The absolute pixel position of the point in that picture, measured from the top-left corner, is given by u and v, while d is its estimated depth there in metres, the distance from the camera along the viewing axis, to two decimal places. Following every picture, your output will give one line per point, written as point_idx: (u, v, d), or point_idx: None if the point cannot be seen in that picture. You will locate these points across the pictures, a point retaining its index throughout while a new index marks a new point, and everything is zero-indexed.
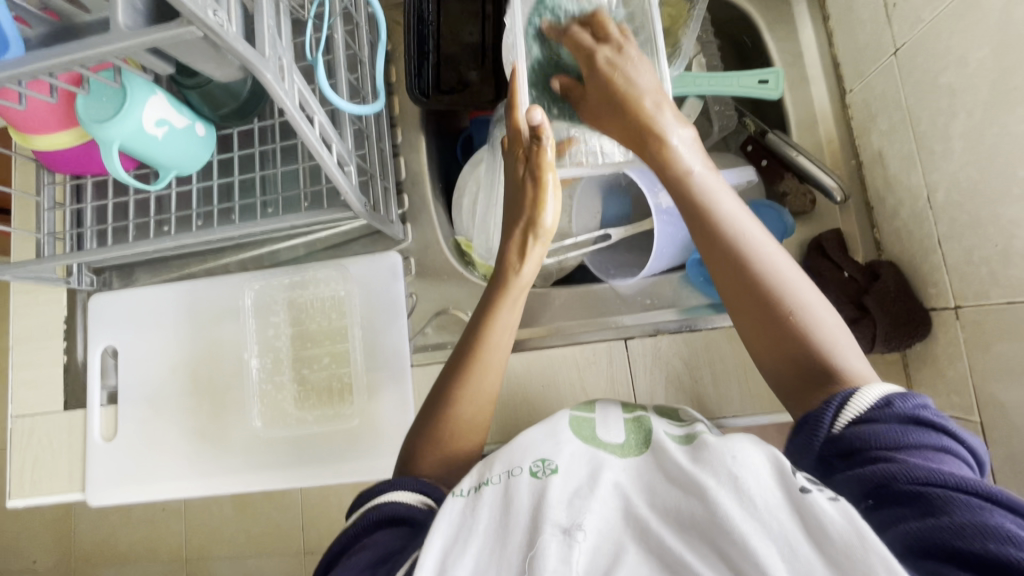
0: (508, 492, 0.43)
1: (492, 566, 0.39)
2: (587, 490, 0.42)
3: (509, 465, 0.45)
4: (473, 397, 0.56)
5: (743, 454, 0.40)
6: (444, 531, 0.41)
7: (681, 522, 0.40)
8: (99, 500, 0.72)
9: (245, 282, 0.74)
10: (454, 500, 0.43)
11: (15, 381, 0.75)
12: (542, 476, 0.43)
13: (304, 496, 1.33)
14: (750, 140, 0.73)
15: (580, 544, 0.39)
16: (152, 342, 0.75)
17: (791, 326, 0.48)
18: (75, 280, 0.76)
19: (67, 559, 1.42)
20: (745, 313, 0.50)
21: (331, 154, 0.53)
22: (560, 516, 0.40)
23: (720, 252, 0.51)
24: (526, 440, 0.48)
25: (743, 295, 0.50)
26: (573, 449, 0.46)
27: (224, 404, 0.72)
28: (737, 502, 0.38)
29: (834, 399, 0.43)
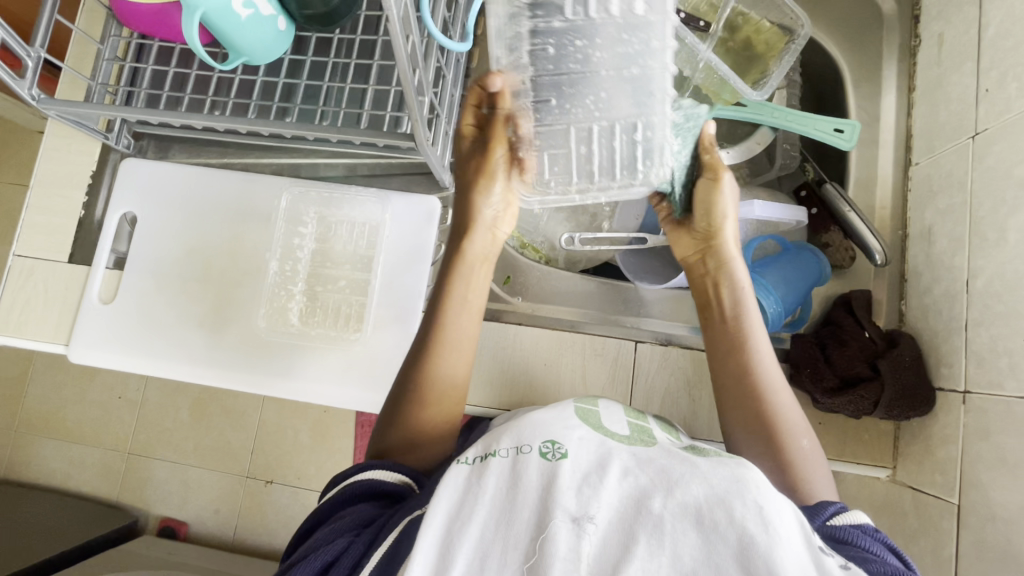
0: (517, 469, 0.41)
1: (495, 544, 0.37)
2: (594, 479, 0.40)
3: (518, 441, 0.43)
4: (442, 399, 0.54)
5: (767, 487, 0.39)
6: (445, 505, 0.39)
7: (698, 522, 0.37)
8: (80, 357, 0.71)
9: (285, 185, 0.73)
10: (458, 467, 0.42)
11: (28, 221, 0.74)
12: (552, 458, 0.41)
13: (261, 422, 1.31)
14: (806, 186, 0.73)
15: (590, 535, 0.37)
16: (173, 219, 0.74)
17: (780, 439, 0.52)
18: (114, 138, 0.75)
19: (10, 421, 1.39)
20: (745, 413, 0.54)
21: (414, 77, 0.52)
22: (571, 503, 0.38)
23: (740, 385, 0.54)
24: (537, 418, 0.46)
25: (747, 410, 0.53)
26: (582, 434, 0.45)
27: (229, 299, 0.71)
28: (761, 528, 0.37)
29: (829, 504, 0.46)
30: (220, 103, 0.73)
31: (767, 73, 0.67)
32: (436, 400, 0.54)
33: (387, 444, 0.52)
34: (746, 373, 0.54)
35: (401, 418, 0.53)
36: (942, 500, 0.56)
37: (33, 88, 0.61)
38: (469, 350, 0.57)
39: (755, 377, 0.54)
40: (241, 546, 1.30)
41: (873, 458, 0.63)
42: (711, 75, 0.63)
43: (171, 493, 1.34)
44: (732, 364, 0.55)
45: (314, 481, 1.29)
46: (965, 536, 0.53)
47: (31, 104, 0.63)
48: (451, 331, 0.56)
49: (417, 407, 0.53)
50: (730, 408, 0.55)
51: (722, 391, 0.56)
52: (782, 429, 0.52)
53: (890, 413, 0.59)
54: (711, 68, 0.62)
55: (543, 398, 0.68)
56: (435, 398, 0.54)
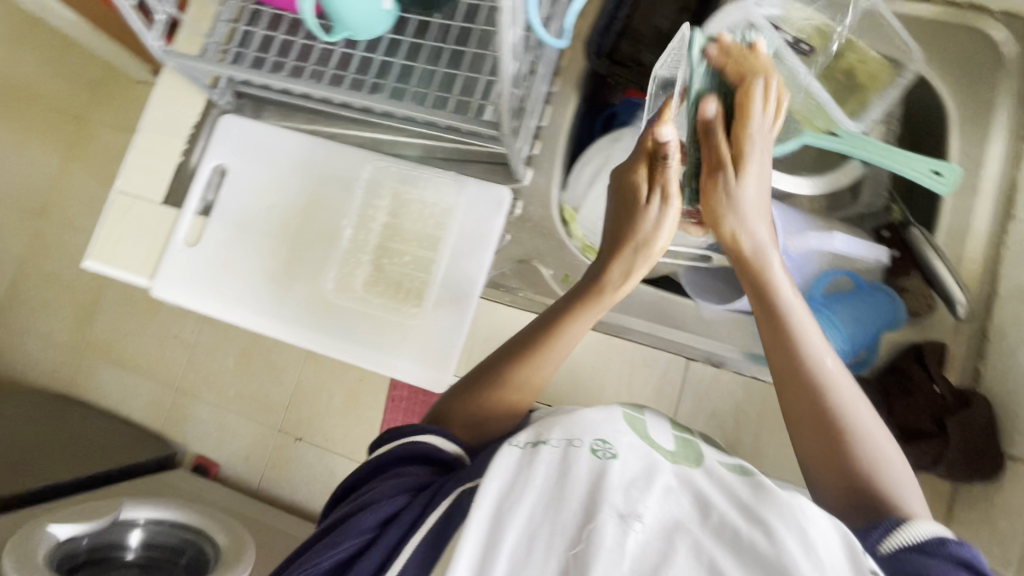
0: (567, 460, 0.41)
1: (544, 523, 0.37)
2: (642, 484, 0.40)
3: (569, 434, 0.44)
4: (519, 386, 0.56)
5: (813, 513, 0.38)
6: (499, 477, 0.40)
7: (735, 544, 0.37)
8: (161, 292, 0.77)
9: (368, 158, 0.76)
10: (511, 449, 0.43)
11: (132, 161, 0.80)
12: (601, 456, 0.42)
13: (302, 379, 1.37)
14: (888, 227, 0.69)
15: (636, 533, 0.37)
16: (260, 176, 0.78)
17: (852, 456, 0.47)
18: (218, 94, 0.79)
19: (80, 343, 1.51)
20: (810, 437, 0.49)
21: (512, 67, 0.53)
22: (619, 501, 0.38)
23: (792, 396, 0.51)
24: (587, 417, 0.47)
25: (806, 425, 0.50)
26: (632, 441, 0.45)
27: (301, 257, 0.75)
28: (802, 551, 0.36)
29: (878, 526, 0.43)
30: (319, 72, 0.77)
31: (868, 108, 0.65)
32: (514, 398, 0.56)
33: (451, 409, 0.55)
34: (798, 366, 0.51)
35: (472, 390, 0.56)
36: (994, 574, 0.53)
37: (159, 39, 0.67)
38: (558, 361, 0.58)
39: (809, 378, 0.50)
40: (265, 494, 1.37)
41: None
42: (807, 101, 0.62)
43: (208, 433, 1.41)
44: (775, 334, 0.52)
45: (342, 446, 1.33)
46: None
47: (155, 54, 0.68)
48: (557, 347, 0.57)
49: (496, 389, 0.55)
50: (798, 429, 0.51)
51: (789, 419, 0.51)
52: (848, 440, 0.48)
53: (951, 472, 0.57)
54: (810, 96, 0.62)
55: (585, 400, 0.69)
56: (511, 391, 0.56)
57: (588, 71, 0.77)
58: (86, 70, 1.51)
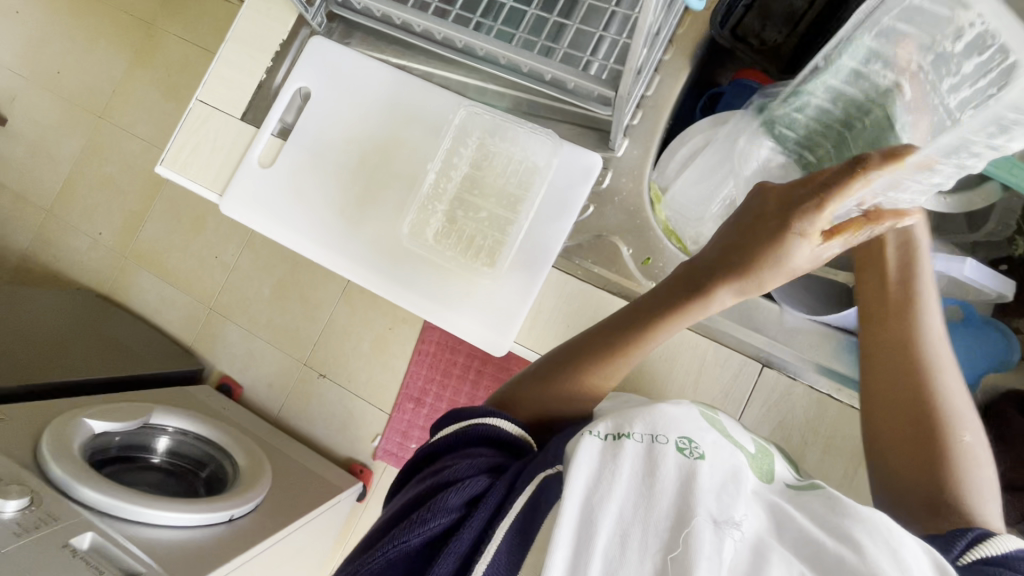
0: (652, 456, 0.38)
1: (636, 523, 0.35)
2: (732, 489, 0.38)
3: (653, 429, 0.41)
4: (590, 384, 0.55)
5: (902, 533, 0.36)
6: (584, 468, 0.38)
7: (823, 563, 0.34)
8: (229, 210, 0.75)
9: (457, 102, 0.72)
10: (590, 440, 0.40)
11: (216, 72, 0.78)
12: (689, 455, 0.39)
13: (337, 319, 1.37)
14: (1007, 261, 0.65)
15: (734, 541, 0.34)
16: (343, 105, 0.75)
17: (937, 454, 0.49)
18: (311, 13, 0.76)
19: (128, 249, 1.53)
20: (890, 425, 0.52)
21: (650, 23, 0.49)
22: (712, 505, 0.36)
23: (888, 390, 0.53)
24: (669, 412, 0.43)
25: (892, 407, 0.52)
26: (715, 440, 0.42)
27: (373, 196, 0.73)
28: (899, 574, 0.33)
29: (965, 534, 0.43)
30: None
31: None
32: (584, 390, 0.55)
33: (519, 396, 0.55)
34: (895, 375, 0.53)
35: (546, 376, 0.55)
36: None
37: None
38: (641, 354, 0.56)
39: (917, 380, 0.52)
40: (286, 422, 1.40)
41: None
42: None
43: (236, 356, 1.44)
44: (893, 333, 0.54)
45: (368, 391, 1.33)
46: None
47: None
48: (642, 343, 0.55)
49: (570, 376, 0.55)
50: (885, 421, 0.53)
51: (867, 412, 0.54)
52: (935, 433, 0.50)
53: None
54: None
55: (647, 389, 0.66)
56: (584, 382, 0.55)
57: (706, 42, 0.71)
58: None
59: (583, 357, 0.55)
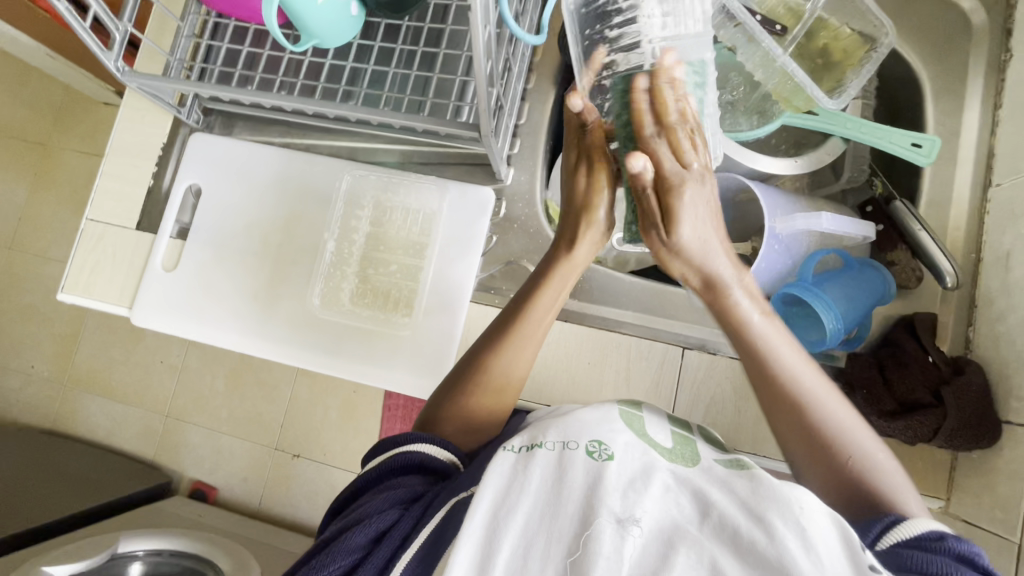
0: (563, 463, 0.41)
1: (540, 533, 0.37)
2: (640, 485, 0.40)
3: (565, 437, 0.43)
4: (499, 383, 0.57)
5: (811, 507, 0.37)
6: (495, 484, 0.39)
7: (735, 544, 0.36)
8: (142, 321, 0.74)
9: (345, 168, 0.75)
10: (505, 454, 0.42)
11: (101, 187, 0.77)
12: (598, 458, 0.41)
13: (295, 395, 1.34)
14: (871, 202, 0.70)
15: (634, 538, 0.36)
16: (236, 193, 0.76)
17: (847, 467, 0.47)
18: (185, 112, 0.77)
19: (63, 376, 1.46)
20: (801, 457, 0.48)
21: (486, 66, 0.52)
22: (616, 504, 0.38)
23: (767, 404, 0.51)
24: (582, 417, 0.46)
25: (794, 436, 0.49)
26: (627, 441, 0.44)
27: (283, 274, 0.73)
28: (802, 550, 0.35)
29: (880, 520, 0.42)
30: (289, 84, 0.75)
31: (842, 82, 0.64)
32: (495, 392, 0.57)
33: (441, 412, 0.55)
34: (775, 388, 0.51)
35: (457, 398, 0.56)
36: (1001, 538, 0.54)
37: (119, 60, 0.64)
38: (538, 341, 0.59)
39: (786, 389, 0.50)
40: (267, 515, 1.35)
41: (926, 487, 0.61)
42: (784, 81, 0.62)
43: (203, 457, 1.38)
44: (746, 350, 0.53)
45: (341, 460, 1.31)
46: None
47: (116, 76, 0.66)
48: (530, 330, 0.58)
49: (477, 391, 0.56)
50: (786, 437, 0.50)
51: (779, 440, 0.50)
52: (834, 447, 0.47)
53: (951, 443, 0.56)
54: (786, 73, 0.61)
55: (585, 396, 0.68)
56: (493, 387, 0.57)
57: (563, 65, 0.76)
58: (47, 95, 1.47)
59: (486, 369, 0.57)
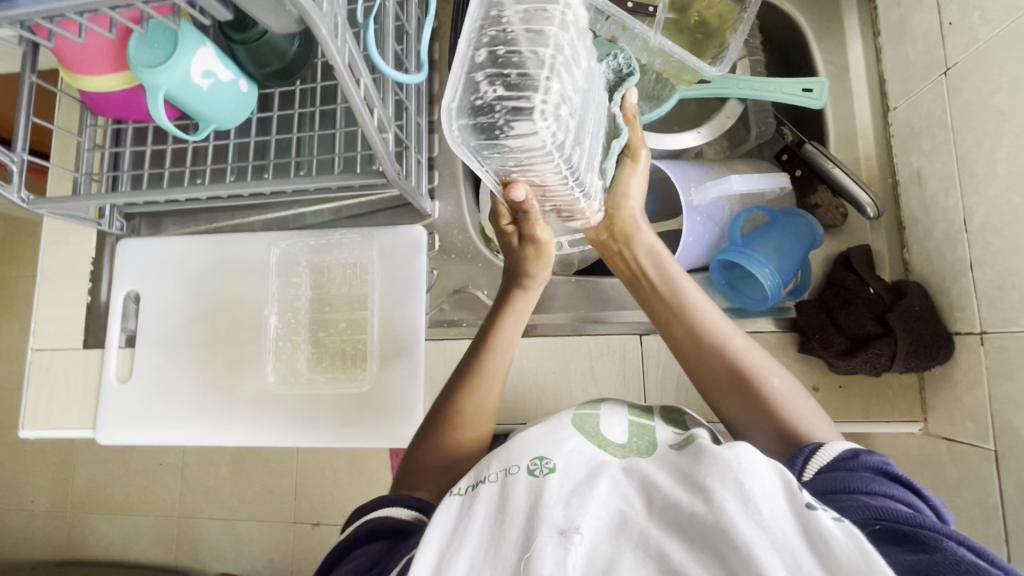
0: (505, 490, 0.41)
1: (485, 567, 0.37)
2: (584, 489, 0.40)
3: (506, 463, 0.43)
4: (473, 416, 0.55)
5: (750, 459, 0.37)
6: (440, 533, 0.39)
7: (678, 521, 0.37)
8: (109, 438, 0.73)
9: (272, 240, 0.75)
10: (452, 499, 0.41)
11: (40, 315, 0.77)
12: (539, 474, 0.41)
13: (299, 466, 1.32)
14: (786, 149, 0.72)
15: (577, 547, 0.36)
16: (174, 289, 0.76)
17: (762, 398, 0.50)
18: (107, 223, 0.77)
19: (63, 504, 1.43)
20: (720, 393, 0.52)
21: (373, 118, 0.53)
22: (557, 517, 0.38)
23: (698, 372, 0.53)
24: (527, 437, 0.46)
25: (717, 380, 0.52)
26: (574, 446, 0.45)
27: (238, 357, 0.73)
28: (741, 508, 0.35)
29: (801, 452, 0.44)
30: (201, 171, 0.76)
31: (726, 44, 0.65)
32: (470, 428, 0.55)
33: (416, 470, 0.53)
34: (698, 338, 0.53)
35: (426, 441, 0.55)
36: (978, 447, 0.54)
37: (22, 190, 0.64)
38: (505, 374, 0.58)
39: (707, 343, 0.53)
40: None
41: (901, 413, 0.62)
42: (667, 59, 0.64)
43: (223, 549, 1.34)
44: (680, 329, 0.54)
45: None
46: (1008, 480, 0.51)
47: (23, 206, 0.65)
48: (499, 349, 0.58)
49: (453, 426, 0.55)
50: (715, 399, 0.52)
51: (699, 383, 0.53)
52: (752, 382, 0.51)
53: (909, 365, 0.57)
54: (666, 53, 0.63)
55: (557, 405, 0.68)
56: (467, 418, 0.55)
57: None
58: None
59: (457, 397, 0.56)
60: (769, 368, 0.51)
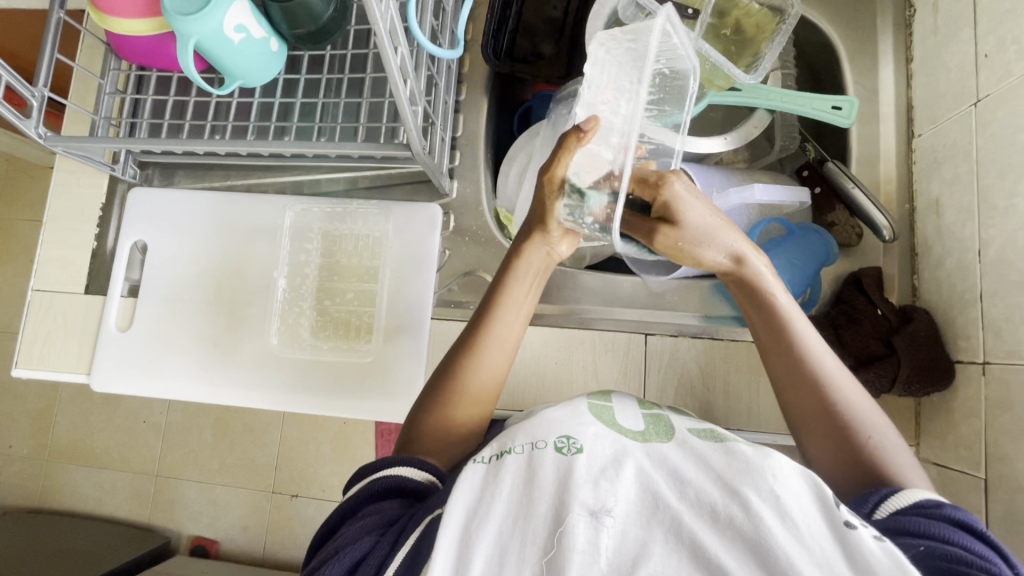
0: (532, 465, 0.41)
1: (514, 539, 0.38)
2: (612, 473, 0.40)
3: (533, 437, 0.43)
4: (474, 396, 0.54)
5: (784, 473, 0.38)
6: (463, 502, 0.39)
7: (713, 518, 0.37)
8: (103, 386, 0.73)
9: (287, 204, 0.74)
10: (476, 467, 0.42)
11: (44, 256, 0.76)
12: (567, 453, 0.42)
13: (283, 436, 1.31)
14: (806, 165, 0.72)
15: (608, 528, 0.37)
16: (183, 243, 0.75)
17: (863, 449, 0.47)
18: (120, 169, 0.76)
19: (42, 451, 1.41)
20: (820, 435, 0.48)
21: (405, 88, 0.52)
22: (587, 497, 0.38)
23: (799, 406, 0.50)
24: (551, 416, 0.46)
25: (816, 424, 0.49)
26: (597, 431, 0.44)
27: (241, 317, 0.73)
28: (778, 519, 0.36)
29: (876, 491, 0.43)
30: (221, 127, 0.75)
31: (759, 55, 0.67)
32: (475, 403, 0.54)
33: (421, 430, 0.53)
34: (791, 362, 0.50)
35: (437, 408, 0.53)
36: (969, 475, 0.55)
37: (39, 126, 0.62)
38: (510, 349, 0.57)
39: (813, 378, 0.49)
40: (273, 560, 1.30)
41: None
42: (702, 63, 0.64)
43: (200, 511, 1.33)
44: (783, 363, 0.51)
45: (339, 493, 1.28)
46: (994, 510, 0.52)
47: (40, 142, 0.64)
48: (496, 332, 0.56)
49: (450, 403, 0.53)
50: (803, 433, 0.50)
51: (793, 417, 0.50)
52: (852, 430, 0.47)
53: (908, 390, 0.58)
54: (701, 55, 0.63)
55: (555, 397, 0.68)
56: (473, 396, 0.54)
57: (491, 73, 0.77)
58: None
59: (456, 379, 0.54)
60: (881, 423, 0.47)
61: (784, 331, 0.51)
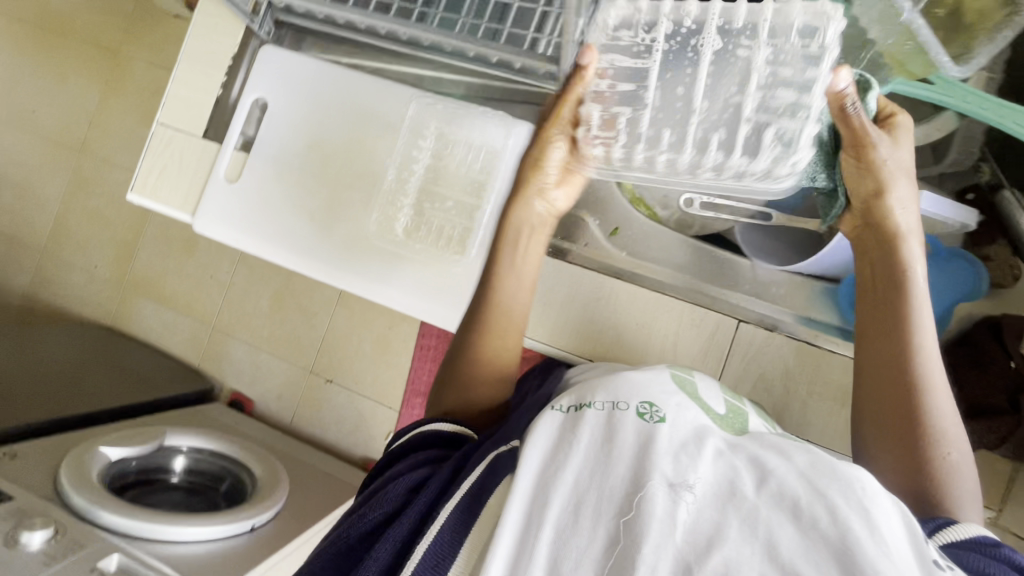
0: (613, 423, 0.40)
1: (590, 492, 0.37)
2: (692, 450, 0.39)
3: (614, 397, 0.43)
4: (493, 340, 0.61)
5: (873, 489, 0.36)
6: (543, 446, 0.40)
7: (795, 514, 0.34)
8: (204, 229, 0.76)
9: (410, 96, 0.72)
10: (554, 414, 0.42)
11: (173, 92, 0.78)
12: (648, 420, 0.41)
13: (332, 325, 1.35)
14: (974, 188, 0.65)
15: (687, 503, 0.35)
16: (301, 111, 0.75)
17: (929, 455, 0.48)
18: (257, 23, 0.76)
19: (121, 279, 1.52)
20: (890, 425, 0.50)
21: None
22: (668, 468, 0.37)
23: (883, 396, 0.51)
24: (633, 379, 0.45)
25: (893, 416, 0.50)
26: (680, 403, 0.44)
27: (342, 198, 0.73)
28: (867, 532, 0.33)
29: (932, 519, 0.42)
30: None
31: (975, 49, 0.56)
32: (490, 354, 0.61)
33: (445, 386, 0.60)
34: (894, 355, 0.51)
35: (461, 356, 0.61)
36: None
37: None
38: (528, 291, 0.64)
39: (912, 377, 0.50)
40: (300, 430, 1.39)
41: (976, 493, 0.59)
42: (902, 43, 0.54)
43: (245, 369, 1.43)
44: (887, 353, 0.51)
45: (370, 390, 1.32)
46: None
47: None
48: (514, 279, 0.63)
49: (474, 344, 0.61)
50: (868, 418, 0.52)
51: (865, 400, 0.52)
52: (931, 436, 0.48)
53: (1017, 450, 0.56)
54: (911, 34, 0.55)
55: (628, 357, 0.67)
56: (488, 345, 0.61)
57: None
58: None
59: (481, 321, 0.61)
60: (960, 443, 0.49)
61: (903, 326, 0.51)
